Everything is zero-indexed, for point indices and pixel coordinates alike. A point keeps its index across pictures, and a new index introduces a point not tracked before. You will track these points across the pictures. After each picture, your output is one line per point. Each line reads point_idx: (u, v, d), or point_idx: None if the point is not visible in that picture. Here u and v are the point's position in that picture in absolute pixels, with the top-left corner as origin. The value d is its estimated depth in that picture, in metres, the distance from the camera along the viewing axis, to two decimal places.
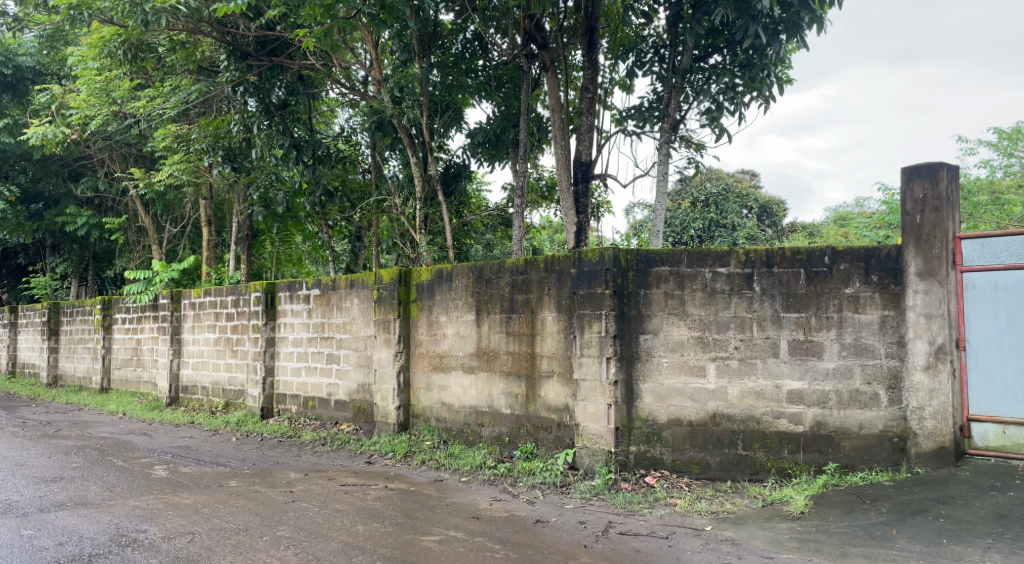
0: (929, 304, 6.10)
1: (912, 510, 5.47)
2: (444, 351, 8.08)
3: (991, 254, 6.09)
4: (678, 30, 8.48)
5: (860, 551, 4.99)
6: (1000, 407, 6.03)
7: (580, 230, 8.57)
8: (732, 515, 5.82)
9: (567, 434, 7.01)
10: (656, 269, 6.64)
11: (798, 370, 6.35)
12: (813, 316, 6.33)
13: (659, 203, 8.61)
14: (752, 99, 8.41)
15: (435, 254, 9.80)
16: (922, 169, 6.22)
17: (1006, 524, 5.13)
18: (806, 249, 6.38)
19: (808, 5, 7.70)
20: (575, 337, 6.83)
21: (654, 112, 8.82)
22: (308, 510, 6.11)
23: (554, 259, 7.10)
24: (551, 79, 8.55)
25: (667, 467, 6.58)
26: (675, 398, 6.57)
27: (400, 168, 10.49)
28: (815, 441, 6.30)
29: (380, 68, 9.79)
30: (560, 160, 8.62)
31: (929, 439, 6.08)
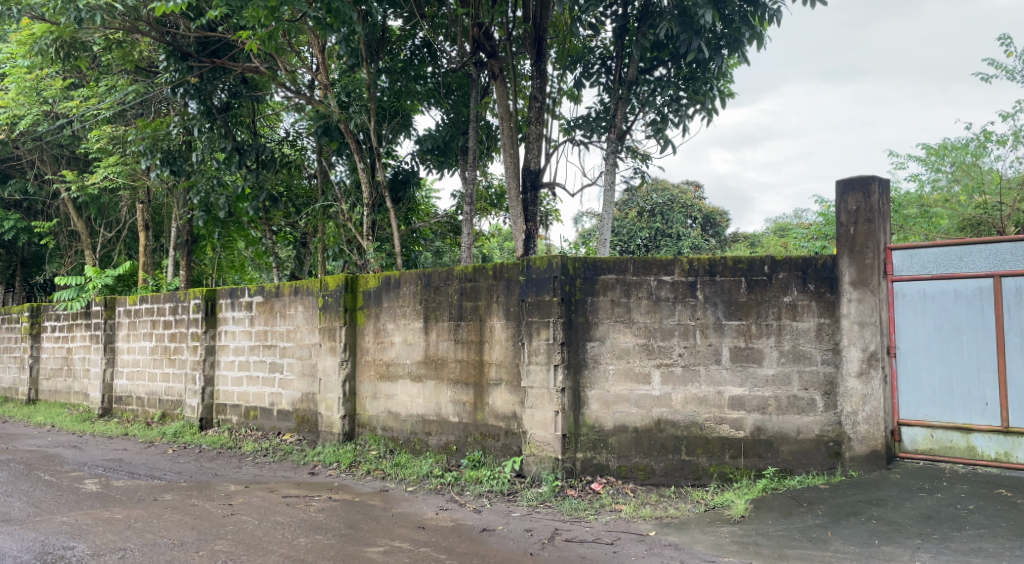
0: (863, 312, 6.28)
1: (847, 513, 5.64)
2: (391, 359, 8.00)
3: (919, 264, 6.32)
4: (625, 43, 8.67)
5: (797, 553, 5.12)
6: (927, 412, 6.24)
7: (529, 238, 8.66)
8: (675, 520, 5.90)
9: (514, 442, 7.01)
10: (603, 277, 6.69)
11: (739, 376, 6.49)
12: (753, 323, 6.48)
13: (607, 212, 8.71)
14: (695, 112, 8.59)
15: (383, 261, 9.69)
16: (855, 182, 6.42)
17: (934, 525, 5.32)
18: (746, 258, 6.52)
19: (749, 22, 7.93)
20: (523, 344, 6.84)
21: (600, 123, 8.92)
22: (247, 523, 5.97)
23: (503, 267, 7.11)
24: (500, 87, 8.60)
25: (613, 474, 6.64)
26: (621, 404, 6.64)
27: (347, 173, 10.29)
28: (755, 445, 6.45)
29: (327, 72, 9.68)
30: (510, 167, 8.63)
31: (862, 443, 6.26)
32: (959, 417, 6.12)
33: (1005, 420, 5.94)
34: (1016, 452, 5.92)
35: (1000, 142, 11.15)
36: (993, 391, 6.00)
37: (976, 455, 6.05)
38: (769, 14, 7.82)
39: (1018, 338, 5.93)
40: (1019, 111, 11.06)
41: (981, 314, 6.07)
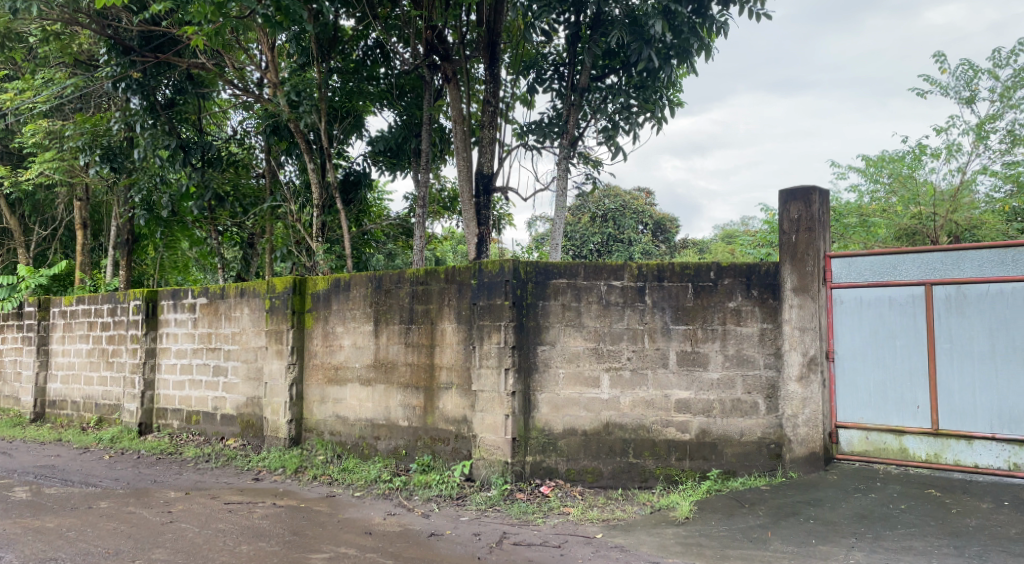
0: (803, 317, 6.45)
1: (786, 513, 5.78)
2: (339, 362, 7.91)
3: (856, 272, 6.51)
4: (576, 50, 8.74)
5: (739, 553, 5.23)
6: (863, 414, 6.43)
7: (482, 242, 8.68)
8: (622, 522, 5.96)
9: (464, 445, 7.00)
10: (554, 281, 6.74)
11: (685, 380, 6.60)
12: (700, 328, 6.60)
13: (559, 217, 8.75)
14: (646, 120, 8.71)
15: (332, 263, 9.56)
16: (797, 192, 6.59)
17: (868, 524, 5.49)
18: (693, 265, 6.65)
19: (698, 33, 8.08)
20: (474, 348, 6.84)
21: (553, 129, 8.97)
22: (187, 531, 5.83)
23: (455, 270, 7.09)
24: (453, 90, 8.59)
25: (562, 477, 6.68)
26: (570, 407, 6.69)
27: (297, 173, 10.16)
28: (700, 448, 6.56)
29: (277, 71, 9.48)
30: (463, 170, 8.64)
31: (802, 445, 6.42)
32: (892, 419, 6.32)
33: (935, 422, 6.15)
34: (945, 453, 6.14)
35: (934, 155, 11.58)
36: (924, 395, 6.21)
37: (908, 456, 6.26)
38: (717, 26, 8.06)
39: (948, 344, 6.14)
40: (952, 126, 11.51)
41: (914, 320, 6.28)
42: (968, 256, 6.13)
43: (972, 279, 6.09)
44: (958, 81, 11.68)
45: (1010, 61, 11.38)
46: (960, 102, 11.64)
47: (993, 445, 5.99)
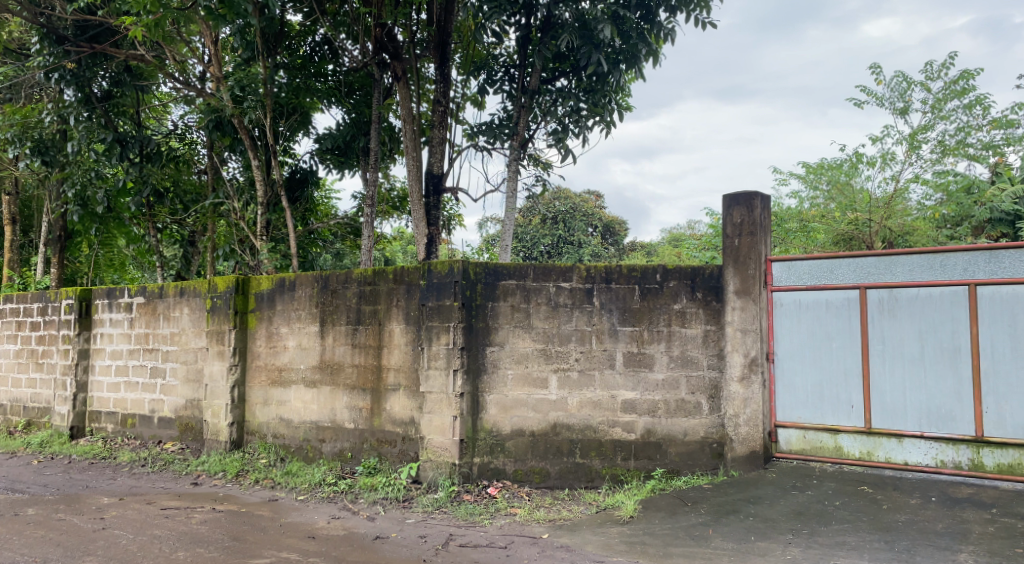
0: (746, 319, 6.58)
1: (727, 511, 5.89)
2: (284, 363, 7.77)
3: (796, 276, 6.69)
4: (527, 52, 8.77)
5: (681, 551, 5.31)
6: (801, 414, 6.59)
7: (431, 242, 8.62)
8: (568, 522, 5.99)
9: (411, 447, 6.94)
10: (503, 282, 6.74)
11: (632, 380, 6.67)
12: (646, 329, 6.69)
13: (509, 218, 8.75)
14: (595, 123, 8.79)
15: (277, 262, 9.38)
16: (740, 196, 6.71)
17: (805, 520, 5.63)
18: (639, 267, 6.73)
19: (645, 39, 8.20)
20: (422, 349, 6.79)
21: (504, 130, 9.00)
22: (120, 538, 5.65)
23: (403, 270, 7.03)
24: (403, 89, 8.53)
25: (509, 478, 6.68)
26: (518, 408, 6.70)
27: (240, 170, 9.92)
28: (645, 448, 6.64)
29: (220, 65, 9.27)
30: (412, 170, 8.58)
31: (743, 444, 6.54)
32: (828, 419, 6.49)
33: (868, 421, 6.34)
34: (877, 451, 6.32)
35: (870, 163, 11.96)
36: (858, 395, 6.40)
37: (842, 454, 6.44)
38: (664, 32, 8.15)
39: (881, 345, 6.34)
40: (886, 136, 11.92)
41: (850, 323, 6.47)
42: (900, 261, 6.31)
43: (903, 283, 6.28)
44: (893, 92, 12.09)
45: (941, 74, 11.84)
46: (894, 112, 12.06)
47: (921, 443, 6.17)
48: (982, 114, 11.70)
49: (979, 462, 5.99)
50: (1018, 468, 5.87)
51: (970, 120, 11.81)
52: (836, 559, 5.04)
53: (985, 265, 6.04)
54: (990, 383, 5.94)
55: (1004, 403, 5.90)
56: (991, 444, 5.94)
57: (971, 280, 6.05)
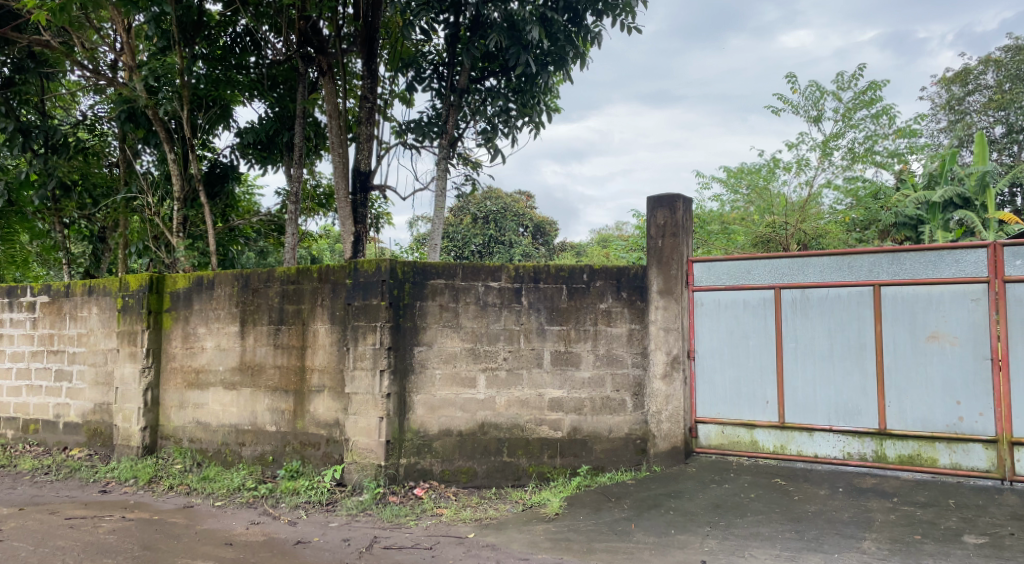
0: (668, 318, 6.71)
1: (649, 505, 5.99)
2: (201, 365, 7.51)
3: (715, 276, 6.86)
4: (456, 50, 8.69)
5: (604, 546, 5.37)
6: (720, 409, 6.76)
7: (358, 240, 8.48)
8: (495, 521, 5.97)
9: (336, 450, 6.79)
10: (432, 281, 6.68)
11: (559, 379, 6.72)
12: (573, 328, 6.74)
13: (438, 216, 8.67)
14: (524, 124, 8.81)
15: (194, 260, 9.03)
16: (663, 198, 6.84)
17: (723, 512, 5.77)
18: (566, 267, 6.76)
19: (573, 41, 8.31)
20: (348, 350, 6.67)
21: (432, 129, 8.88)
22: (19, 551, 5.36)
23: (329, 269, 6.87)
24: (329, 84, 8.37)
25: (436, 478, 6.62)
26: (446, 408, 6.65)
27: (155, 164, 9.54)
28: (571, 445, 6.69)
29: (134, 54, 8.85)
30: (338, 167, 8.40)
31: (665, 440, 6.68)
32: (745, 414, 6.69)
33: (781, 416, 6.56)
34: (790, 445, 6.54)
35: (786, 168, 12.39)
36: (772, 391, 6.62)
37: (758, 448, 6.65)
38: (591, 36, 8.25)
39: (794, 343, 6.57)
40: (801, 142, 12.37)
41: (765, 321, 6.68)
42: (812, 262, 6.55)
43: (814, 283, 6.52)
44: (807, 101, 12.56)
45: (852, 84, 12.36)
46: (808, 120, 12.53)
47: (830, 436, 6.41)
48: (888, 124, 12.28)
49: (882, 453, 6.25)
50: (917, 459, 6.15)
51: (877, 129, 12.38)
52: (750, 550, 5.18)
53: (889, 267, 6.29)
54: (892, 378, 6.22)
55: (904, 397, 6.18)
56: (893, 436, 6.21)
57: (876, 280, 6.31)
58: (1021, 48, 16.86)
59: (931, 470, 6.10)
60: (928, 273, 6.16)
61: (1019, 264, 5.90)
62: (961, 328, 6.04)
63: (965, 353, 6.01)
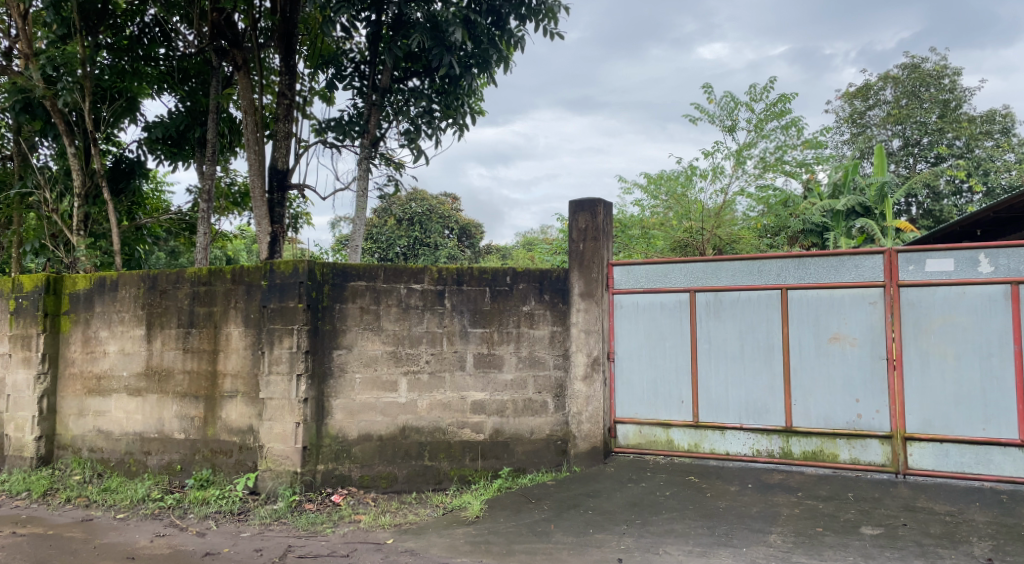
0: (589, 321, 6.78)
1: (568, 505, 6.02)
2: (103, 371, 7.14)
3: (634, 279, 6.97)
4: (378, 49, 8.57)
5: (523, 548, 5.37)
6: (638, 410, 6.88)
7: (275, 240, 8.23)
8: (414, 525, 5.88)
9: (249, 457, 6.57)
10: (352, 283, 6.53)
11: (481, 381, 6.68)
12: (496, 331, 6.72)
13: (359, 217, 8.50)
14: (448, 125, 8.73)
15: (97, 260, 8.59)
16: (584, 203, 6.91)
17: (639, 510, 5.85)
18: (490, 269, 6.73)
19: (496, 45, 8.27)
20: (263, 353, 6.46)
21: (353, 128, 8.65)
22: None
23: (243, 270, 6.64)
24: (244, 80, 8.12)
25: (355, 484, 6.48)
26: (366, 413, 6.51)
27: (54, 158, 8.95)
28: (493, 448, 6.66)
29: (30, 41, 8.31)
30: (254, 165, 8.14)
31: (585, 440, 6.75)
32: (661, 414, 6.81)
33: (695, 415, 6.71)
34: (703, 443, 6.70)
35: (703, 176, 12.71)
36: (687, 391, 6.76)
37: (673, 447, 6.78)
38: (514, 40, 8.28)
39: (707, 344, 6.74)
40: (716, 150, 12.71)
41: (680, 323, 6.83)
42: (724, 267, 6.73)
43: (727, 286, 6.70)
44: (722, 111, 12.95)
45: (763, 96, 12.79)
46: (723, 130, 12.92)
47: (741, 434, 6.60)
48: (797, 135, 12.72)
49: (789, 450, 6.46)
50: (820, 455, 6.38)
51: (786, 140, 12.80)
52: (664, 546, 5.27)
53: (795, 271, 6.52)
54: (798, 377, 6.45)
55: (809, 396, 6.41)
56: (799, 433, 6.43)
57: (783, 284, 6.54)
58: (916, 67, 17.84)
59: (833, 465, 6.34)
60: (830, 277, 6.41)
61: (913, 269, 6.19)
62: (860, 330, 6.31)
63: (865, 354, 6.28)
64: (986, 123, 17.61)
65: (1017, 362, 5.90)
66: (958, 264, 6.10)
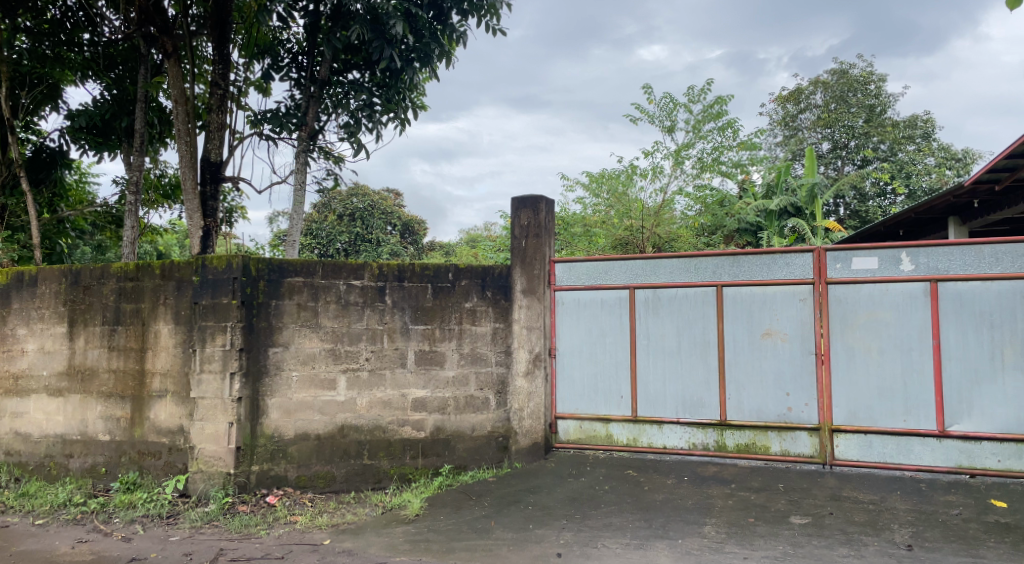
0: (532, 317, 6.80)
1: (508, 502, 6.00)
2: (21, 370, 6.82)
3: (575, 276, 7.00)
4: (316, 41, 8.40)
5: (462, 545, 5.32)
6: (578, 405, 6.91)
7: (207, 235, 7.96)
8: (352, 525, 5.76)
9: (179, 459, 6.34)
10: (289, 279, 6.36)
11: (422, 379, 6.60)
12: (437, 328, 6.64)
13: (297, 212, 8.31)
14: (388, 119, 8.59)
15: (15, 254, 8.13)
16: (527, 199, 6.89)
17: (578, 505, 5.87)
18: (431, 265, 6.65)
19: (438, 39, 8.19)
20: (194, 352, 6.24)
21: (291, 120, 8.43)
22: None
23: (173, 265, 6.40)
24: (173, 68, 7.79)
25: (291, 484, 6.32)
26: (303, 412, 6.36)
27: None
28: (434, 445, 6.58)
29: None
30: (185, 156, 7.86)
31: (526, 436, 6.74)
32: (601, 409, 6.85)
33: (634, 410, 6.77)
34: (641, 438, 6.76)
35: (643, 175, 12.86)
36: (626, 386, 6.81)
37: (612, 442, 6.83)
38: (457, 35, 8.20)
39: (645, 340, 6.80)
40: (656, 150, 12.86)
41: (620, 320, 6.88)
42: (662, 264, 6.81)
43: (665, 283, 6.78)
44: (661, 111, 13.12)
45: (701, 98, 13.00)
46: (662, 130, 13.09)
47: (677, 428, 6.68)
48: (732, 136, 12.96)
49: (723, 443, 6.58)
50: (752, 448, 6.51)
51: (723, 141, 13.01)
52: (603, 540, 5.29)
53: (730, 269, 6.64)
54: (732, 372, 6.57)
55: (742, 390, 6.54)
56: (732, 427, 6.55)
57: (718, 281, 6.65)
58: (845, 72, 18.34)
59: (764, 457, 6.47)
60: (763, 274, 6.55)
61: (840, 267, 6.37)
62: (791, 326, 6.46)
63: (795, 349, 6.43)
64: (909, 128, 18.35)
65: (935, 356, 6.12)
66: (882, 263, 6.30)
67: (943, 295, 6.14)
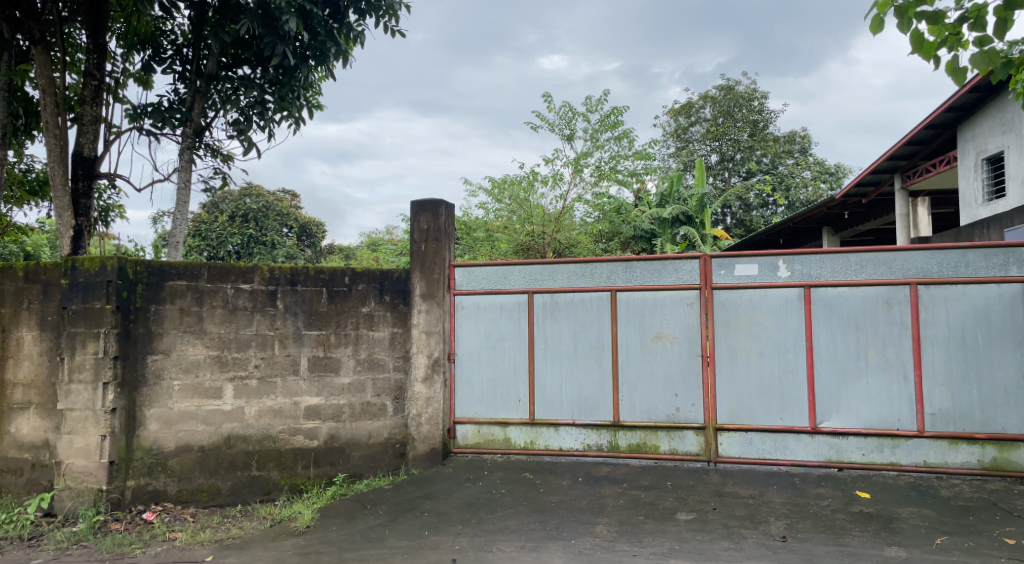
0: (431, 321, 6.65)
1: (403, 509, 5.87)
2: None
3: (475, 280, 6.97)
4: (202, 34, 8.00)
5: (354, 556, 5.17)
6: (477, 409, 6.87)
7: (79, 235, 7.44)
8: (237, 540, 5.49)
9: (43, 476, 5.87)
10: (171, 282, 6.03)
11: (316, 387, 6.37)
12: (332, 333, 6.43)
13: (181, 212, 7.88)
14: (282, 118, 8.25)
15: None
16: (426, 203, 6.79)
17: (474, 510, 5.82)
18: (327, 269, 6.45)
19: (335, 37, 7.97)
20: (62, 360, 5.82)
21: (174, 114, 7.96)
22: None
23: (38, 266, 5.93)
24: (40, 56, 7.27)
25: (171, 499, 5.99)
26: (185, 422, 6.03)
27: None
28: (327, 454, 6.37)
29: None
30: (53, 150, 7.30)
31: (424, 442, 6.61)
32: (499, 412, 6.84)
33: (532, 413, 6.80)
34: (538, 440, 6.80)
35: (544, 181, 12.96)
36: (524, 390, 6.83)
37: (510, 445, 6.83)
38: (354, 35, 8.03)
39: (543, 344, 6.85)
40: (556, 157, 13.01)
41: (518, 324, 6.89)
42: (560, 269, 6.88)
43: (563, 288, 6.85)
44: (560, 120, 13.30)
45: (598, 108, 13.26)
46: (561, 138, 13.27)
47: (573, 430, 6.76)
48: (628, 146, 13.28)
49: (615, 443, 6.70)
50: (643, 448, 6.65)
51: (619, 150, 13.31)
52: (497, 544, 5.27)
53: (624, 274, 6.78)
54: (625, 374, 6.70)
55: (634, 392, 6.68)
56: (624, 428, 6.68)
57: (612, 286, 6.77)
58: (731, 88, 19.14)
59: (654, 456, 6.63)
60: (654, 280, 6.72)
61: (724, 273, 6.62)
62: (679, 329, 6.65)
63: (683, 352, 6.62)
64: (788, 143, 19.44)
65: (808, 357, 6.45)
66: (761, 269, 6.59)
67: (815, 299, 6.48)
